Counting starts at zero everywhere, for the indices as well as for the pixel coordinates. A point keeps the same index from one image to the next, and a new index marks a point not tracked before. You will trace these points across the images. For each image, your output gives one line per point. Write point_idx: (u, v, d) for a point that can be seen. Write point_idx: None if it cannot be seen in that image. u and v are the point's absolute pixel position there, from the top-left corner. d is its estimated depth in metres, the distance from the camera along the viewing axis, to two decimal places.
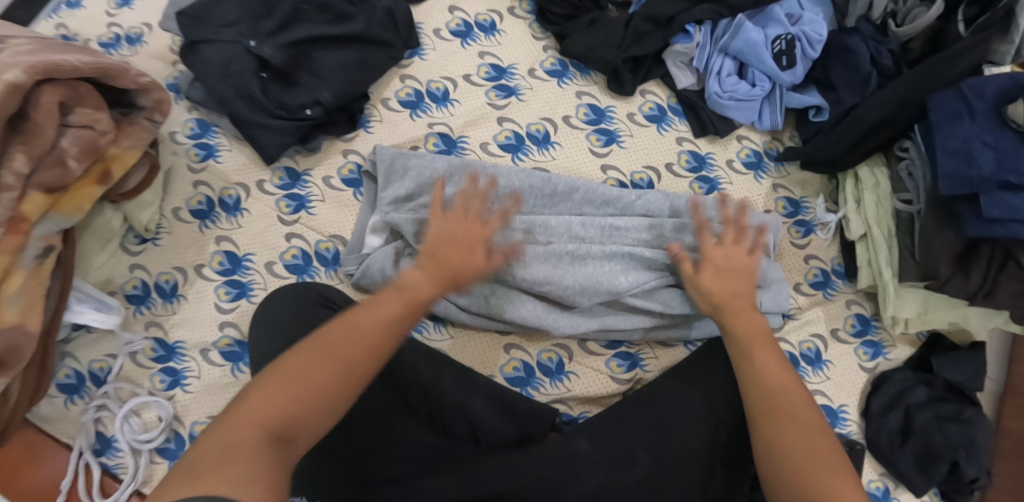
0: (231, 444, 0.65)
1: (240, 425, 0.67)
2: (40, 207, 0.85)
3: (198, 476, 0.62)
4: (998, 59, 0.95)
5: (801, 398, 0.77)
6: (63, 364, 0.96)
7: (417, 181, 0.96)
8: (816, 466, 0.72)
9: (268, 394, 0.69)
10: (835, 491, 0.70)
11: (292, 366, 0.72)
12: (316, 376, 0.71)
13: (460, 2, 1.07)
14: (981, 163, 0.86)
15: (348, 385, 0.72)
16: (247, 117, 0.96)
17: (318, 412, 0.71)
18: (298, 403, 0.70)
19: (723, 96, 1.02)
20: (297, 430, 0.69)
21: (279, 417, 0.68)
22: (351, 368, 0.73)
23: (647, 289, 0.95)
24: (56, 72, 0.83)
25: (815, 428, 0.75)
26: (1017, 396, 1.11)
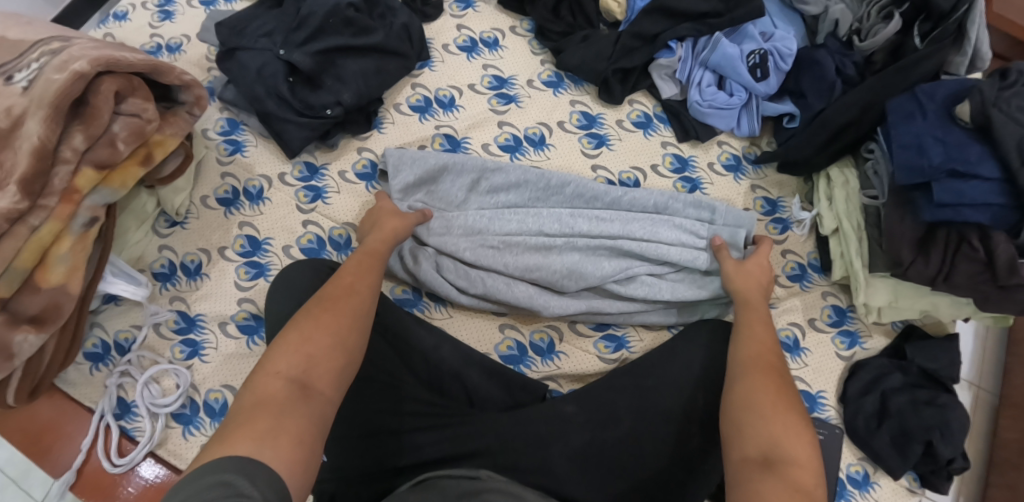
0: (264, 399, 0.77)
1: (266, 383, 0.79)
2: (91, 181, 0.94)
3: (231, 435, 0.73)
4: (953, 70, 1.05)
5: (779, 367, 0.86)
6: (92, 333, 1.05)
7: (422, 170, 1.06)
8: (779, 418, 0.79)
9: (284, 356, 0.81)
10: (794, 444, 0.77)
11: (303, 326, 0.85)
12: (325, 328, 0.85)
13: (467, 22, 1.20)
14: (931, 153, 0.94)
15: (351, 331, 0.86)
16: (277, 114, 1.07)
17: (329, 366, 0.82)
18: (311, 353, 0.82)
19: (703, 104, 1.11)
20: (315, 382, 0.80)
21: (297, 369, 0.81)
22: (345, 324, 0.86)
23: (629, 274, 1.03)
24: (116, 64, 0.93)
25: (786, 392, 0.83)
26: (1011, 406, 1.16)
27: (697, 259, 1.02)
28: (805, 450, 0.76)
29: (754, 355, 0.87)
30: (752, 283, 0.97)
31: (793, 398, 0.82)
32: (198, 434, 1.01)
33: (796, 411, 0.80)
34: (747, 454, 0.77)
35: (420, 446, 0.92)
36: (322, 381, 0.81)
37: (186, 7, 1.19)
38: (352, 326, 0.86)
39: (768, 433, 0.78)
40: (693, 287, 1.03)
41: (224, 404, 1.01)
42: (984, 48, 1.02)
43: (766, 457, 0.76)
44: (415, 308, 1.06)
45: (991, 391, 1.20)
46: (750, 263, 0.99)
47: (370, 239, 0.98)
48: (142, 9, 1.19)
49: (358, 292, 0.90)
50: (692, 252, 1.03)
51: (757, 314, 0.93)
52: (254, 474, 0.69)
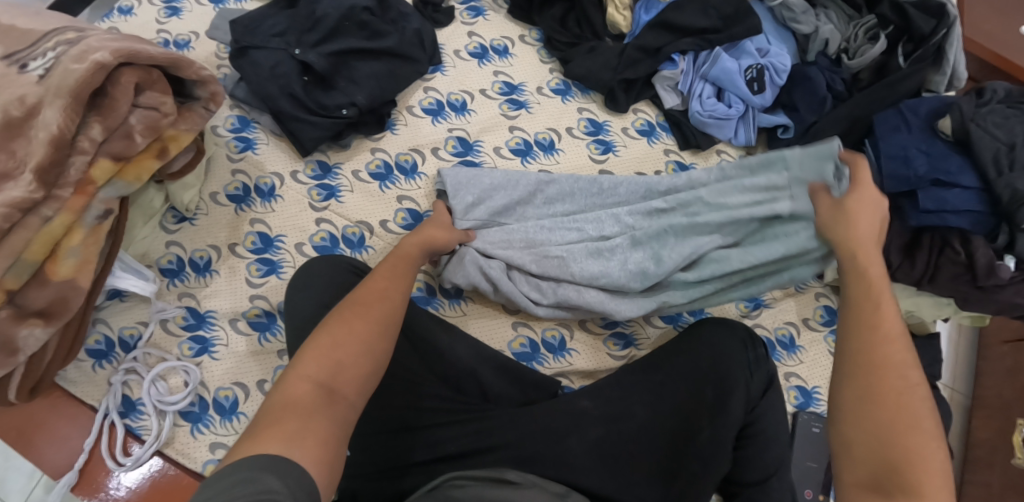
0: (289, 403, 0.73)
1: (293, 386, 0.74)
2: (107, 173, 0.92)
3: (259, 434, 0.69)
4: (933, 87, 1.13)
5: (905, 368, 0.72)
6: (95, 329, 1.02)
7: (485, 186, 1.07)
8: (906, 434, 0.68)
9: (313, 357, 0.76)
10: (919, 470, 0.67)
11: (333, 330, 0.78)
12: (354, 334, 0.78)
13: (477, 29, 1.23)
14: (917, 164, 1.00)
15: (381, 339, 0.80)
16: (291, 113, 1.07)
17: (355, 373, 0.76)
18: (341, 360, 0.76)
19: (704, 114, 1.17)
20: (342, 387, 0.75)
21: (326, 373, 0.75)
22: (376, 332, 0.80)
23: (694, 255, 1.01)
24: (135, 57, 0.90)
25: (908, 401, 0.70)
26: (984, 406, 1.24)
27: (779, 207, 0.97)
28: (935, 478, 0.66)
29: (877, 344, 0.74)
30: (868, 247, 0.83)
31: (931, 416, 0.70)
32: (207, 433, 0.98)
33: (920, 417, 0.69)
34: (855, 476, 0.69)
35: (440, 442, 0.91)
36: (349, 387, 0.76)
37: (194, 5, 1.21)
38: (380, 331, 0.80)
39: (885, 453, 0.68)
40: (775, 244, 0.98)
41: (235, 401, 0.99)
42: (961, 69, 1.11)
43: (878, 480, 0.67)
44: (429, 305, 1.06)
45: (964, 393, 1.29)
46: (851, 203, 0.87)
47: (405, 242, 0.94)
48: (148, 5, 1.20)
49: (389, 298, 0.83)
50: (770, 204, 0.98)
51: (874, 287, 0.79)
52: (286, 471, 0.66)
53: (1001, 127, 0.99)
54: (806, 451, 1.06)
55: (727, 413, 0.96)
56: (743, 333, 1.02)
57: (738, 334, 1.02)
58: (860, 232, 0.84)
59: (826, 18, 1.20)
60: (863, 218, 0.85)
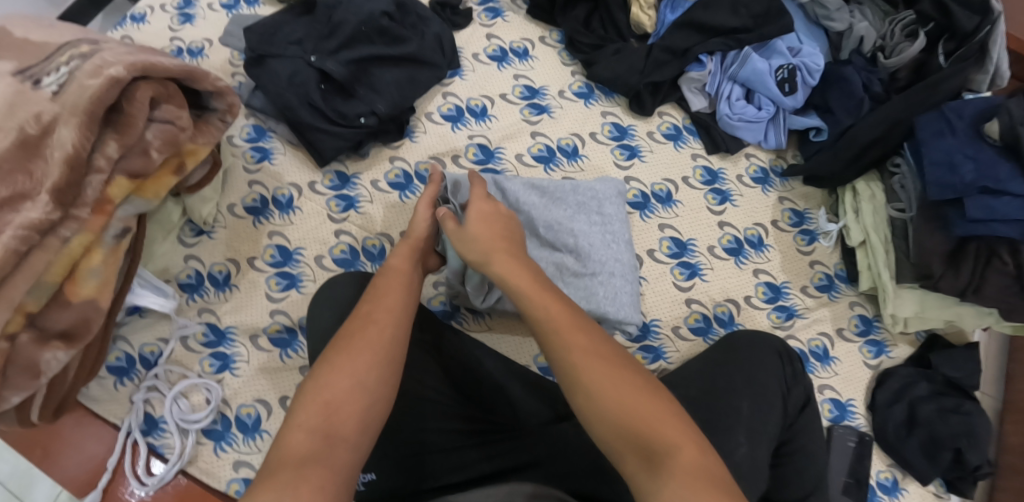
0: (287, 455, 0.70)
1: (289, 437, 0.72)
2: (124, 191, 0.90)
3: (255, 490, 0.66)
4: (975, 87, 1.08)
5: (567, 327, 0.76)
6: (115, 347, 1.01)
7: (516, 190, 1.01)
8: (638, 412, 0.71)
9: (305, 405, 0.74)
10: (666, 430, 0.70)
11: (321, 372, 0.76)
12: (342, 370, 0.76)
13: (496, 31, 1.20)
14: (963, 171, 0.95)
15: (372, 368, 0.77)
16: (309, 123, 1.04)
17: (351, 410, 0.74)
18: (332, 400, 0.74)
19: (733, 117, 1.14)
20: (339, 428, 0.73)
21: (319, 417, 0.73)
22: (369, 364, 0.77)
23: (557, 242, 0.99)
24: (151, 70, 0.88)
25: (611, 361, 0.74)
26: (1016, 412, 1.21)
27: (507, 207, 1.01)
28: (681, 433, 0.70)
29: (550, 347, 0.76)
30: (503, 254, 0.84)
31: (640, 377, 0.74)
32: (230, 451, 0.97)
33: (634, 386, 0.72)
34: (623, 452, 0.71)
35: (465, 463, 0.90)
36: (348, 426, 0.73)
37: (207, 11, 1.20)
38: (373, 362, 0.78)
39: (630, 420, 0.71)
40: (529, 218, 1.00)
41: (257, 418, 0.98)
42: (1005, 67, 1.04)
43: (643, 447, 0.70)
44: (452, 320, 1.05)
45: (994, 397, 1.25)
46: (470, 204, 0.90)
47: (392, 258, 0.91)
48: (161, 12, 1.19)
49: (376, 321, 0.81)
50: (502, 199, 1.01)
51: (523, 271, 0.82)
52: None
53: None
54: (841, 464, 1.03)
55: (764, 428, 0.92)
56: (778, 346, 0.99)
57: (767, 350, 0.98)
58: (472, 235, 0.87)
59: (861, 15, 1.15)
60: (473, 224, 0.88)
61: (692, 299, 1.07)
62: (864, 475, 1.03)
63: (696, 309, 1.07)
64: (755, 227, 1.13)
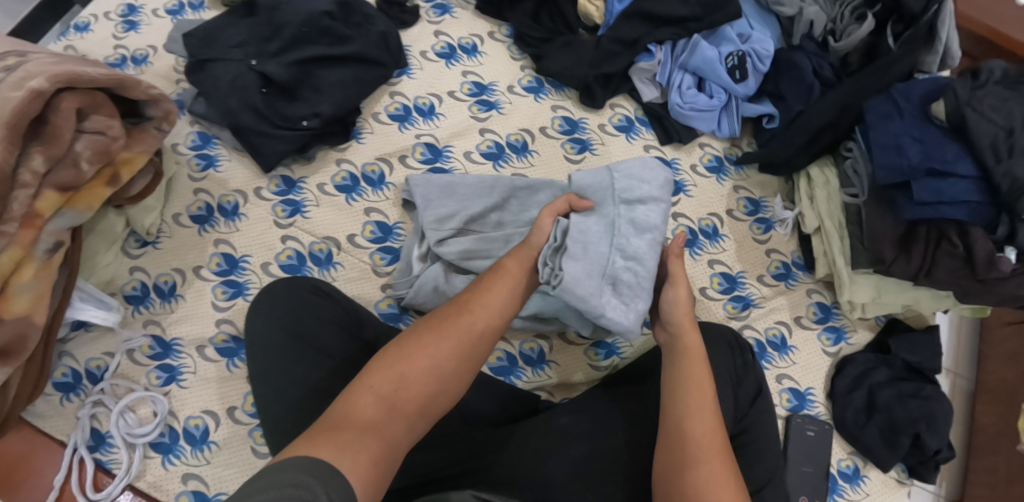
0: (351, 414, 0.72)
1: (358, 396, 0.74)
2: (54, 205, 0.88)
3: (313, 437, 0.69)
4: (925, 68, 1.05)
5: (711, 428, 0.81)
6: (61, 363, 0.99)
7: (654, 183, 0.95)
8: None
9: (381, 371, 0.76)
10: None
11: (403, 344, 0.79)
12: (424, 351, 0.78)
13: (445, 28, 1.18)
14: (910, 153, 0.94)
15: (452, 359, 0.78)
16: (252, 127, 1.02)
17: (419, 392, 0.76)
18: (405, 376, 0.76)
19: (685, 106, 1.12)
20: (404, 404, 0.75)
21: (389, 388, 0.75)
22: (450, 357, 0.78)
23: None
24: (76, 81, 0.87)
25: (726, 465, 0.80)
26: (988, 391, 1.18)
27: (651, 209, 0.94)
28: None
29: (680, 417, 0.82)
30: (690, 328, 0.89)
31: (736, 475, 0.79)
32: (179, 464, 0.95)
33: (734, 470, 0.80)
34: None
35: (412, 467, 0.86)
36: (412, 405, 0.75)
37: (151, 18, 1.18)
38: (453, 352, 0.79)
39: None
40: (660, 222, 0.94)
41: (205, 430, 0.97)
42: (954, 46, 1.03)
43: None
44: (400, 323, 1.02)
45: (967, 378, 1.23)
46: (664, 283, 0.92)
47: (507, 258, 0.88)
48: (105, 20, 1.17)
49: (472, 312, 0.82)
50: (649, 204, 0.94)
51: (694, 353, 0.87)
52: (326, 477, 0.64)
53: (998, 110, 0.91)
54: (801, 454, 1.01)
55: None
56: (729, 336, 0.98)
57: (719, 342, 0.97)
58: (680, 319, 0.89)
59: None
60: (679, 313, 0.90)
61: None
62: (825, 464, 1.01)
63: None
64: (710, 218, 1.11)
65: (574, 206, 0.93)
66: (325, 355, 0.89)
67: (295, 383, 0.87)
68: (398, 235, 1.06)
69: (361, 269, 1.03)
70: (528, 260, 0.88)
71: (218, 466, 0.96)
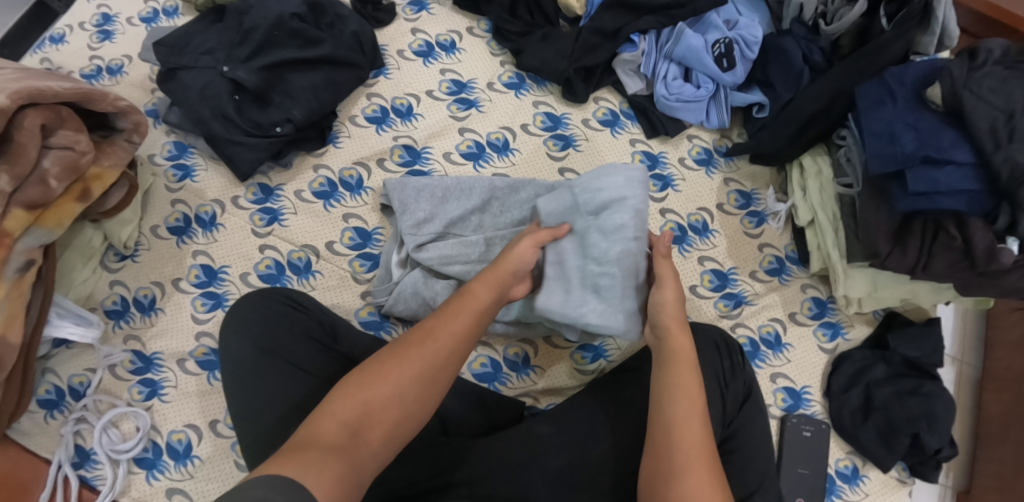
0: (314, 438, 0.69)
1: (320, 422, 0.71)
2: (23, 223, 0.86)
3: (275, 460, 0.66)
4: (922, 49, 1.01)
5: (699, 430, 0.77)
6: (43, 379, 0.98)
7: (622, 186, 0.90)
8: None
9: (346, 397, 0.73)
10: None
11: (367, 370, 0.75)
12: (388, 377, 0.74)
13: (422, 25, 1.15)
14: (904, 142, 0.89)
15: (416, 384, 0.75)
16: (224, 136, 1.01)
17: (384, 417, 0.73)
18: (368, 402, 0.73)
19: (670, 98, 1.08)
20: (368, 430, 0.71)
21: (352, 414, 0.72)
22: (413, 383, 0.75)
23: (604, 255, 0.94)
24: (39, 97, 0.85)
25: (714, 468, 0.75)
26: (996, 379, 1.14)
27: (619, 216, 0.89)
28: None
29: (668, 423, 0.78)
30: (679, 331, 0.85)
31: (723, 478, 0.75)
32: (163, 479, 0.95)
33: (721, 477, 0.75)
34: None
35: (386, 481, 0.84)
36: (376, 433, 0.72)
37: (126, 26, 1.16)
38: (417, 376, 0.75)
39: None
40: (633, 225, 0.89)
41: (188, 444, 0.96)
42: (952, 26, 0.98)
43: None
44: (381, 331, 1.00)
45: (972, 365, 1.18)
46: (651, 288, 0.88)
47: (475, 280, 0.84)
48: (80, 30, 1.15)
49: (437, 335, 0.78)
50: (617, 209, 0.89)
51: (683, 355, 0.83)
52: (292, 494, 0.62)
53: (998, 92, 0.86)
54: (796, 455, 0.98)
55: None
56: (717, 337, 0.95)
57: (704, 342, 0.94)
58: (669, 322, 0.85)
59: None
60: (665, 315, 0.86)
61: None
62: (822, 465, 0.98)
63: None
64: (699, 213, 1.08)
65: (555, 234, 0.90)
66: (298, 369, 0.88)
67: (271, 401, 0.85)
68: (377, 241, 1.04)
69: (339, 276, 1.02)
70: (496, 279, 0.84)
71: (202, 480, 0.95)
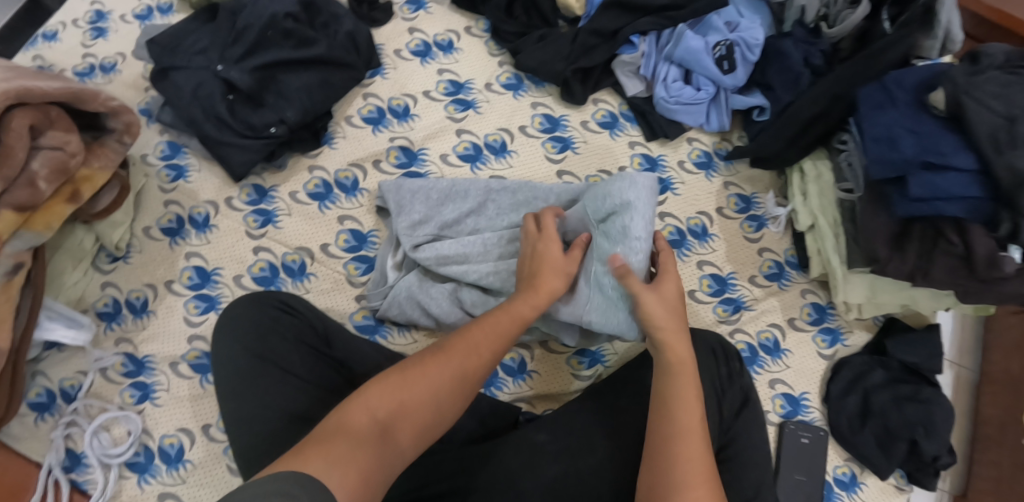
0: (345, 429, 0.70)
1: (354, 414, 0.71)
2: (11, 226, 0.85)
3: (304, 451, 0.66)
4: (926, 53, 1.00)
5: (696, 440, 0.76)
6: (34, 382, 0.97)
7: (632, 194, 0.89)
8: None
9: (380, 390, 0.73)
10: None
11: (404, 368, 0.76)
12: (426, 377, 0.75)
13: (419, 24, 1.13)
14: (903, 146, 0.88)
15: (453, 388, 0.76)
16: (216, 137, 0.99)
17: (417, 418, 0.73)
18: (405, 401, 0.73)
19: (670, 100, 1.07)
20: (401, 427, 0.72)
21: (387, 411, 0.72)
22: (450, 386, 0.75)
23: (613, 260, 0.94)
24: (28, 96, 0.83)
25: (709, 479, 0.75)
26: (993, 381, 1.14)
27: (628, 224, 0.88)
28: None
29: (665, 438, 0.77)
30: (678, 336, 0.82)
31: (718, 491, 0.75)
32: (154, 484, 0.94)
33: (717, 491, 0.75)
34: None
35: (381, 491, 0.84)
36: (408, 431, 0.72)
37: (120, 23, 1.15)
38: (454, 381, 0.76)
39: None
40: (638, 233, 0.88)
41: (180, 449, 0.95)
42: (956, 29, 0.96)
43: None
44: (376, 335, 0.99)
45: (971, 368, 1.17)
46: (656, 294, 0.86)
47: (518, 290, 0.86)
48: (73, 27, 1.14)
49: (478, 344, 0.79)
50: (625, 216, 0.88)
51: (686, 367, 0.81)
52: (309, 485, 0.62)
53: (998, 98, 0.85)
54: (793, 462, 0.97)
55: None
56: (714, 343, 0.94)
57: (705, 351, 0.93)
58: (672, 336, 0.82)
59: None
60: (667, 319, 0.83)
61: None
62: (819, 472, 0.97)
63: None
64: (698, 217, 1.07)
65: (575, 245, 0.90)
66: (291, 374, 0.86)
67: (266, 408, 0.83)
68: (372, 243, 1.02)
69: (333, 279, 1.00)
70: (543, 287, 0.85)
71: (193, 485, 0.94)
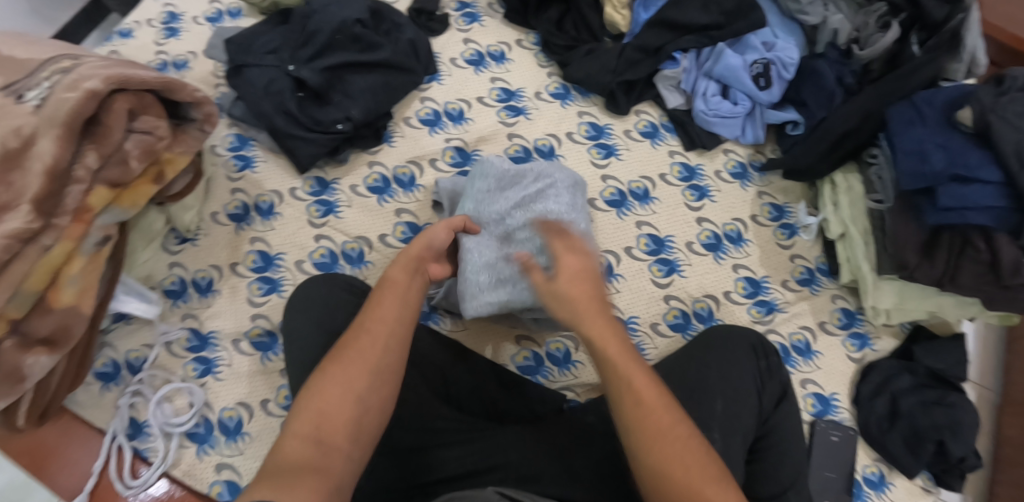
0: (282, 463, 0.69)
1: (284, 446, 0.70)
2: (104, 200, 0.92)
3: (249, 489, 0.65)
4: (951, 75, 1.06)
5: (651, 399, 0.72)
6: (101, 353, 1.02)
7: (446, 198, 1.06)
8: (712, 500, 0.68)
9: (299, 413, 0.72)
10: None
11: (315, 379, 0.75)
12: (336, 379, 0.74)
13: (473, 35, 1.21)
14: (934, 160, 0.93)
15: (365, 376, 0.75)
16: (285, 130, 1.05)
17: (341, 420, 0.72)
18: (323, 409, 0.72)
19: (708, 113, 1.14)
20: (331, 437, 0.71)
21: (313, 425, 0.71)
22: (365, 377, 0.74)
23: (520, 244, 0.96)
24: (128, 82, 0.91)
25: (682, 433, 0.72)
26: (1013, 404, 1.17)
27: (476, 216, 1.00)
28: None
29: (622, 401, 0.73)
30: (590, 308, 0.77)
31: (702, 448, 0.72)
32: (213, 454, 0.98)
33: (697, 451, 0.71)
34: None
35: (440, 463, 0.87)
36: (340, 436, 0.72)
37: (191, 25, 1.22)
38: (365, 369, 0.75)
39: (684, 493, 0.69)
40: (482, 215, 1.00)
41: (239, 421, 1.00)
42: (981, 54, 1.04)
43: None
44: (431, 320, 1.06)
45: (993, 390, 1.21)
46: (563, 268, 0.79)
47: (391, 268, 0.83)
48: (147, 27, 1.22)
49: (367, 329, 0.78)
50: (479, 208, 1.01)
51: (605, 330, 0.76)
52: None
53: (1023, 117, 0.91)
54: (824, 459, 1.01)
55: (738, 423, 0.91)
56: (753, 339, 0.99)
57: (741, 345, 0.97)
58: (582, 300, 0.77)
59: (835, 7, 1.15)
60: (569, 288, 0.78)
61: (670, 295, 1.07)
62: (848, 469, 1.01)
63: (675, 304, 1.07)
64: (733, 223, 1.13)
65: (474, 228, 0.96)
66: None
67: (303, 376, 0.89)
68: None
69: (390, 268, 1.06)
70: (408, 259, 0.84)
71: (250, 457, 0.98)
